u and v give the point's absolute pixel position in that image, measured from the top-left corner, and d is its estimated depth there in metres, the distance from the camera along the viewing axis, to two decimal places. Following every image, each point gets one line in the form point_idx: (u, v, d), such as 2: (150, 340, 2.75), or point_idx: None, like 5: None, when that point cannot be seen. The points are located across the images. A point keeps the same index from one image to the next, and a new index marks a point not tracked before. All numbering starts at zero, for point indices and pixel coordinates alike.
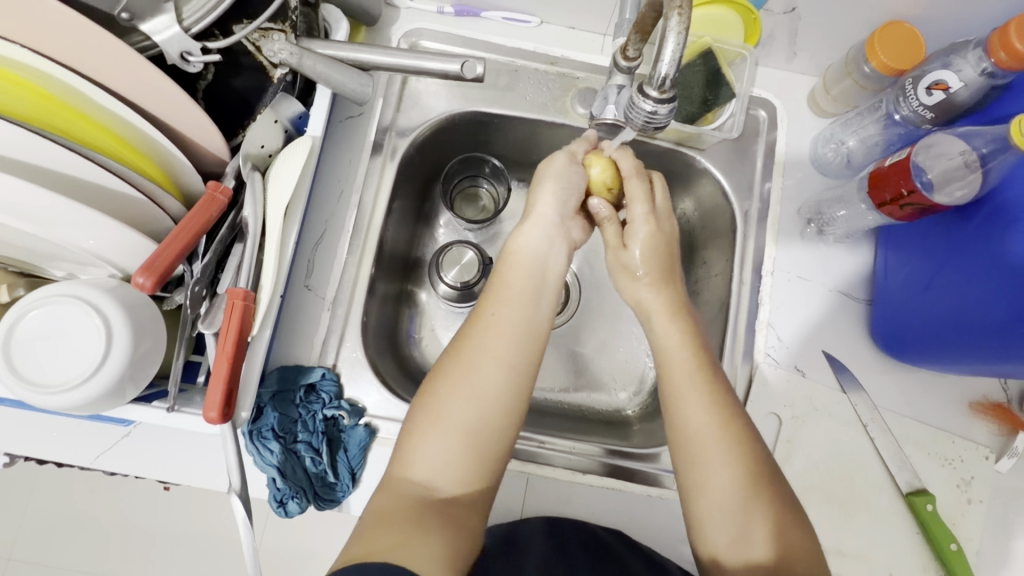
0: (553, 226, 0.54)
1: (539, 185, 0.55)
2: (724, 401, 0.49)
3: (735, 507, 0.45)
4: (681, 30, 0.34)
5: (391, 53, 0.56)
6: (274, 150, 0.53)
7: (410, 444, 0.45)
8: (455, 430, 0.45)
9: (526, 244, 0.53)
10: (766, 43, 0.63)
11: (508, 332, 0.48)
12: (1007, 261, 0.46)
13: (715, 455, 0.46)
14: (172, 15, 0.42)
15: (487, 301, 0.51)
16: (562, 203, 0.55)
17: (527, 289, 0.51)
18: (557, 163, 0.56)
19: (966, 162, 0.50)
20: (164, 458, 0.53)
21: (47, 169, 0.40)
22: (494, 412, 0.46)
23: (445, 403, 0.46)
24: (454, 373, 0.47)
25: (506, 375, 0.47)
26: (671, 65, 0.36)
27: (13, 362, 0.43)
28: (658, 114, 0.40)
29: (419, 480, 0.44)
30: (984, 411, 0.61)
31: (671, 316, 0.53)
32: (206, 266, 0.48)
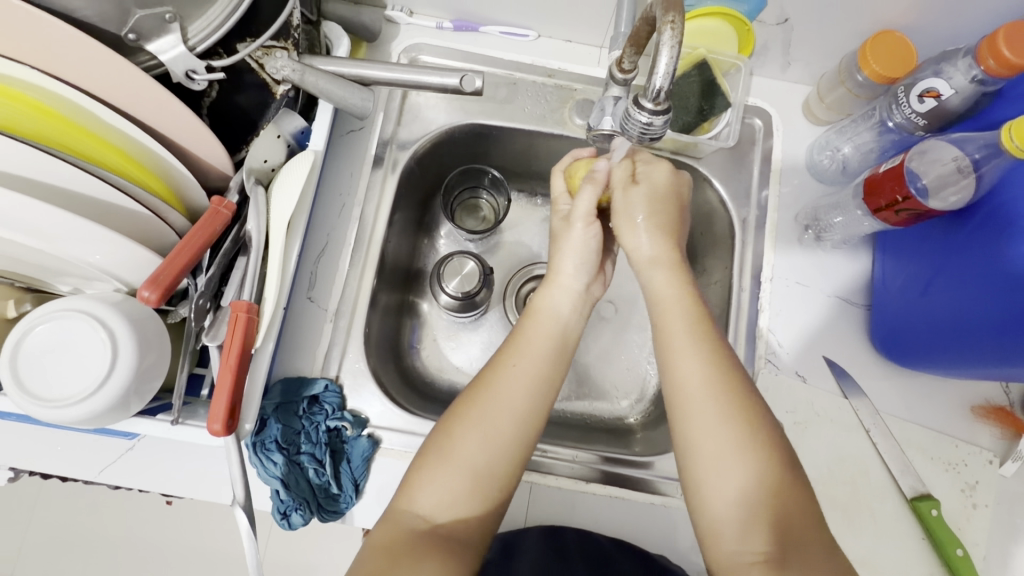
0: (577, 295, 0.54)
1: (560, 252, 0.56)
2: (722, 377, 0.47)
3: (734, 491, 0.43)
4: (675, 44, 0.35)
5: (392, 68, 0.57)
6: (276, 165, 0.54)
7: (417, 478, 0.45)
8: (464, 471, 0.45)
9: (551, 306, 0.53)
10: (760, 53, 0.64)
11: (528, 381, 0.48)
12: (1002, 262, 0.46)
13: (711, 428, 0.45)
14: (176, 34, 0.43)
15: (507, 349, 0.51)
16: (582, 272, 0.55)
17: (549, 343, 0.51)
18: (574, 234, 0.55)
19: (958, 168, 0.50)
20: (167, 471, 0.54)
21: (55, 186, 0.41)
22: (504, 459, 0.46)
23: (457, 443, 0.46)
24: (469, 417, 0.47)
25: (520, 424, 0.47)
26: (665, 78, 0.37)
27: (19, 377, 0.43)
28: (653, 125, 0.40)
29: (422, 513, 0.44)
30: (987, 415, 0.61)
31: (674, 268, 0.53)
32: (210, 279, 0.48)
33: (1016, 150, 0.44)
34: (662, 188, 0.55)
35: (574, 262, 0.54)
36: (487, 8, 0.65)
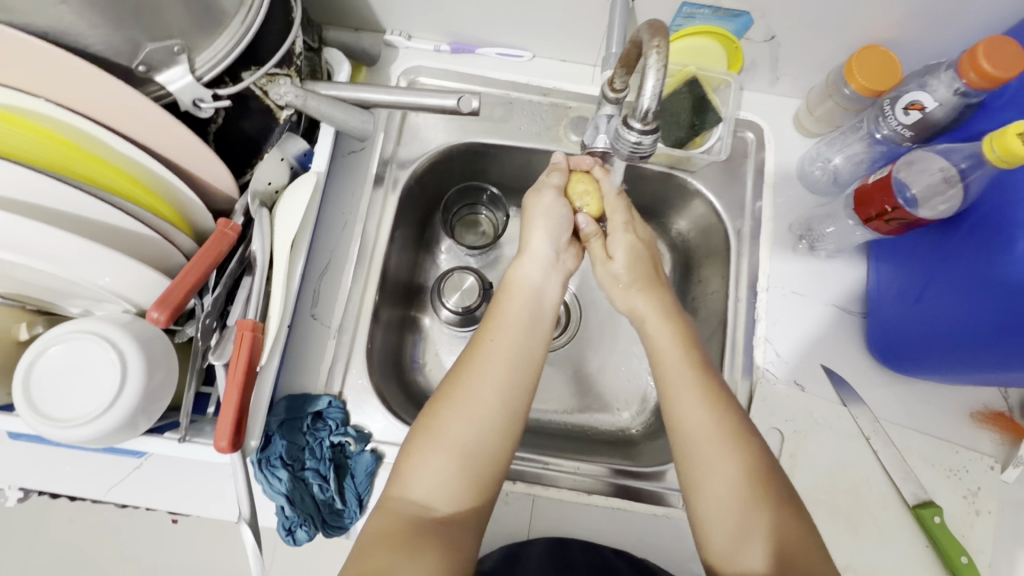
0: (547, 261, 0.57)
1: (529, 224, 0.58)
2: (720, 407, 0.49)
3: (734, 513, 0.45)
4: (660, 66, 0.36)
5: (390, 91, 0.58)
6: (280, 187, 0.56)
7: (409, 465, 0.46)
8: (453, 450, 0.46)
9: (525, 278, 0.56)
10: (749, 69, 0.66)
11: (507, 357, 0.50)
12: (993, 267, 0.47)
13: (711, 459, 0.47)
14: (185, 65, 0.44)
15: (487, 327, 0.53)
16: (554, 238, 0.57)
17: (524, 316, 0.53)
18: (543, 204, 0.58)
19: (945, 178, 0.51)
20: (174, 489, 0.54)
21: (68, 212, 0.42)
22: (491, 434, 0.47)
23: (444, 422, 0.47)
24: (454, 395, 0.48)
25: (503, 398, 0.48)
26: (652, 99, 0.38)
27: (30, 398, 0.44)
28: (643, 144, 0.41)
29: (417, 499, 0.45)
30: (986, 420, 0.61)
31: (666, 315, 0.55)
32: (217, 299, 0.49)
33: (997, 160, 0.45)
34: (635, 246, 0.59)
35: (543, 229, 0.57)
36: (483, 30, 0.67)
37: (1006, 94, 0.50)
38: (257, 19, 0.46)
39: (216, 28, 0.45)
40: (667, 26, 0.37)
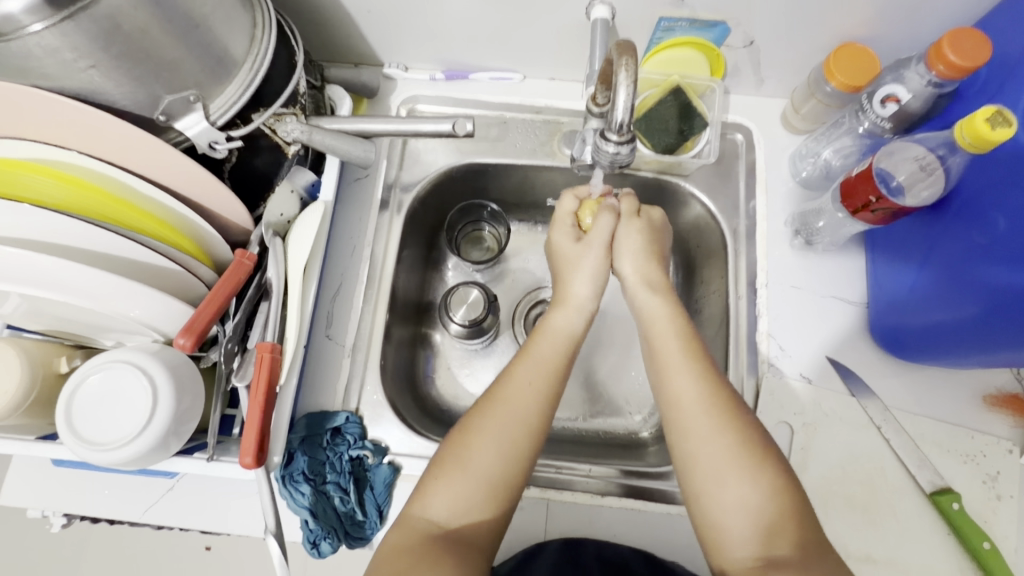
0: (589, 314, 0.57)
1: (569, 275, 0.59)
2: (716, 392, 0.49)
3: (739, 493, 0.45)
4: (630, 82, 0.39)
5: (390, 120, 0.62)
6: (291, 217, 0.60)
7: (432, 486, 0.47)
8: (482, 482, 0.47)
9: (564, 323, 0.56)
10: (733, 74, 0.68)
11: (540, 393, 0.51)
12: (977, 250, 0.49)
13: (708, 437, 0.47)
14: (200, 112, 0.48)
15: (520, 363, 0.53)
16: (595, 293, 0.58)
17: (560, 359, 0.54)
18: (588, 257, 0.59)
19: (922, 166, 0.53)
20: (205, 508, 0.57)
21: (100, 252, 0.46)
22: (515, 461, 0.48)
23: (476, 454, 0.48)
24: (487, 430, 0.49)
25: (532, 432, 0.49)
26: (624, 112, 0.41)
27: (72, 425, 0.48)
28: (620, 154, 0.44)
29: (436, 519, 0.46)
30: (999, 404, 0.61)
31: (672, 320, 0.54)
32: (237, 324, 0.53)
33: (966, 146, 0.47)
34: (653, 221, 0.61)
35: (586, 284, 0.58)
36: (475, 56, 0.71)
37: (977, 82, 0.51)
38: (262, 66, 0.51)
39: (227, 75, 0.49)
40: (634, 46, 0.39)
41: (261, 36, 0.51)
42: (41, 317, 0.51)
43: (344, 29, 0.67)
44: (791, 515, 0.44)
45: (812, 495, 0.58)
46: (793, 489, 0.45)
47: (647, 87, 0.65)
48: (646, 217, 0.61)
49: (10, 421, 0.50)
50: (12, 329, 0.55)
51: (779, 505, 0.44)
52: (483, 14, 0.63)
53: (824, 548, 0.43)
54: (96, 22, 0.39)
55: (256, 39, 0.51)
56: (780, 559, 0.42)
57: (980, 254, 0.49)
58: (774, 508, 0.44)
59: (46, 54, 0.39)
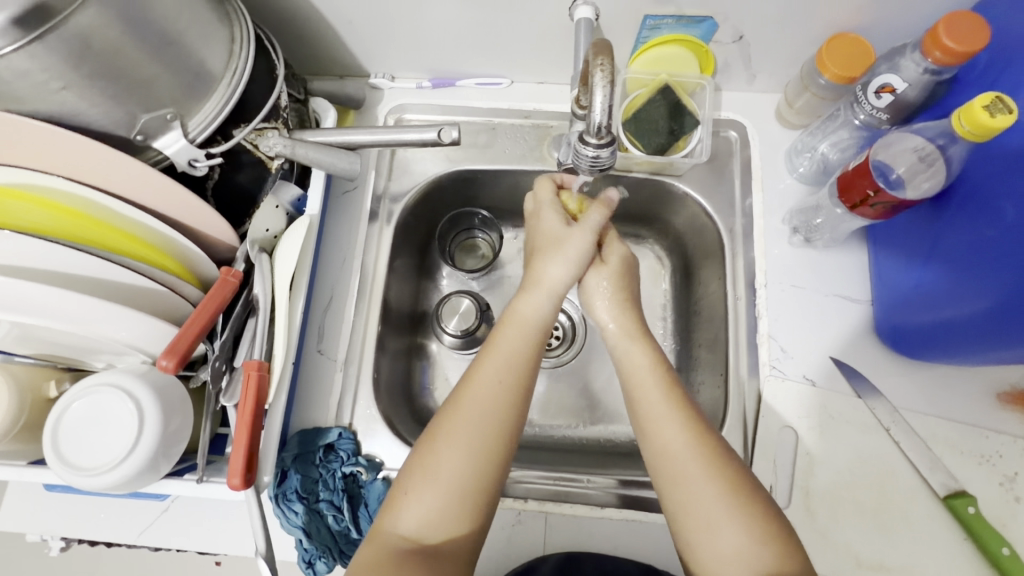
0: (559, 296, 0.55)
1: (545, 258, 0.56)
2: (705, 440, 0.48)
3: (733, 537, 0.43)
4: (606, 85, 0.38)
5: (375, 131, 0.61)
6: (278, 232, 0.59)
7: (400, 497, 0.46)
8: (447, 488, 0.45)
9: (530, 310, 0.54)
10: (723, 71, 0.66)
11: (502, 388, 0.49)
12: (984, 242, 0.47)
13: (699, 484, 0.45)
14: (178, 130, 0.48)
15: (483, 359, 0.51)
16: (572, 278, 0.55)
17: (521, 349, 0.52)
18: (573, 241, 0.56)
19: (921, 157, 0.52)
20: (199, 529, 0.57)
21: (81, 275, 0.46)
22: (481, 464, 0.46)
23: (440, 459, 0.46)
24: (450, 432, 0.47)
25: (496, 429, 0.48)
26: (603, 113, 0.40)
27: (60, 450, 0.48)
28: (600, 157, 0.43)
29: (406, 532, 0.45)
30: (1012, 401, 0.58)
31: (639, 337, 0.55)
32: (224, 342, 0.52)
33: (967, 135, 0.45)
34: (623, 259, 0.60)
35: (558, 267, 0.55)
36: (461, 63, 0.70)
37: (977, 68, 0.50)
38: (242, 81, 0.50)
39: (206, 91, 0.49)
40: (610, 45, 0.39)
41: (239, 50, 0.51)
42: (34, 343, 0.50)
43: (328, 41, 0.66)
44: (787, 556, 0.42)
45: (820, 501, 0.56)
46: (787, 533, 0.44)
47: (636, 87, 0.64)
48: (614, 261, 0.59)
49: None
50: None
51: (776, 552, 0.42)
52: (465, 20, 0.62)
53: None
54: (65, 43, 0.39)
55: (235, 53, 0.50)
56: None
57: (988, 260, 0.47)
58: (770, 554, 0.42)
59: (16, 78, 0.39)
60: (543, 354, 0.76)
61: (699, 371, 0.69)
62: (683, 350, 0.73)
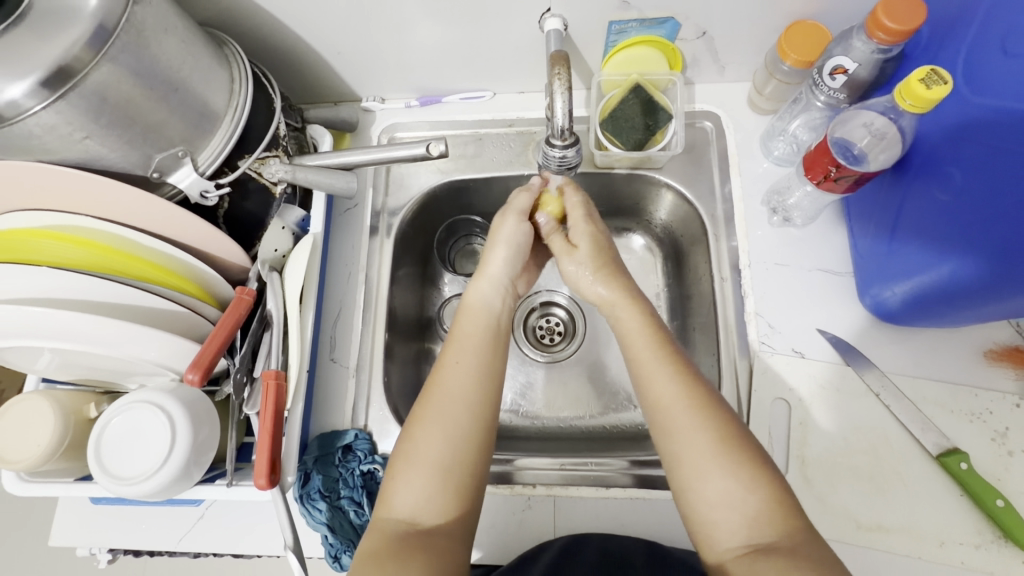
0: (502, 284, 0.61)
1: (488, 250, 0.62)
2: (693, 390, 0.50)
3: (724, 482, 0.46)
4: (563, 92, 0.47)
5: (367, 150, 0.66)
6: (286, 251, 0.64)
7: (393, 484, 0.49)
8: (431, 468, 0.49)
9: (479, 300, 0.59)
10: (694, 66, 0.70)
11: (471, 373, 0.53)
12: (938, 206, 0.50)
13: (688, 431, 0.48)
14: (190, 165, 0.53)
15: (448, 349, 0.56)
16: (507, 264, 0.61)
17: (482, 333, 0.57)
18: (507, 231, 0.62)
19: (872, 132, 0.55)
20: (233, 533, 0.61)
21: (111, 303, 0.50)
22: (461, 444, 0.50)
23: (421, 444, 0.50)
24: (425, 417, 0.51)
25: (471, 412, 0.51)
26: (564, 116, 0.48)
27: (104, 464, 0.52)
28: (566, 156, 0.53)
29: (403, 516, 0.48)
30: (1000, 358, 0.60)
31: (631, 303, 0.57)
32: (244, 355, 0.56)
33: (910, 108, 0.48)
34: (596, 236, 0.62)
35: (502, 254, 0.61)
36: (445, 80, 0.74)
37: (920, 42, 0.53)
38: (242, 117, 0.55)
39: (211, 128, 0.54)
40: (566, 57, 0.47)
41: (239, 89, 0.55)
42: (74, 368, 0.55)
43: (320, 71, 0.71)
44: (777, 500, 0.45)
45: (816, 469, 0.58)
46: (779, 480, 0.46)
47: (611, 88, 0.68)
48: (585, 243, 0.61)
49: (49, 465, 0.55)
50: (46, 382, 0.60)
51: (770, 497, 0.45)
52: (444, 41, 0.66)
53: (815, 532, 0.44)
54: (87, 98, 0.44)
55: (235, 92, 0.55)
56: (768, 546, 0.43)
57: (955, 210, 0.48)
58: (759, 498, 0.45)
59: (45, 132, 0.44)
60: (545, 350, 0.79)
61: (695, 354, 0.72)
62: (680, 334, 0.75)
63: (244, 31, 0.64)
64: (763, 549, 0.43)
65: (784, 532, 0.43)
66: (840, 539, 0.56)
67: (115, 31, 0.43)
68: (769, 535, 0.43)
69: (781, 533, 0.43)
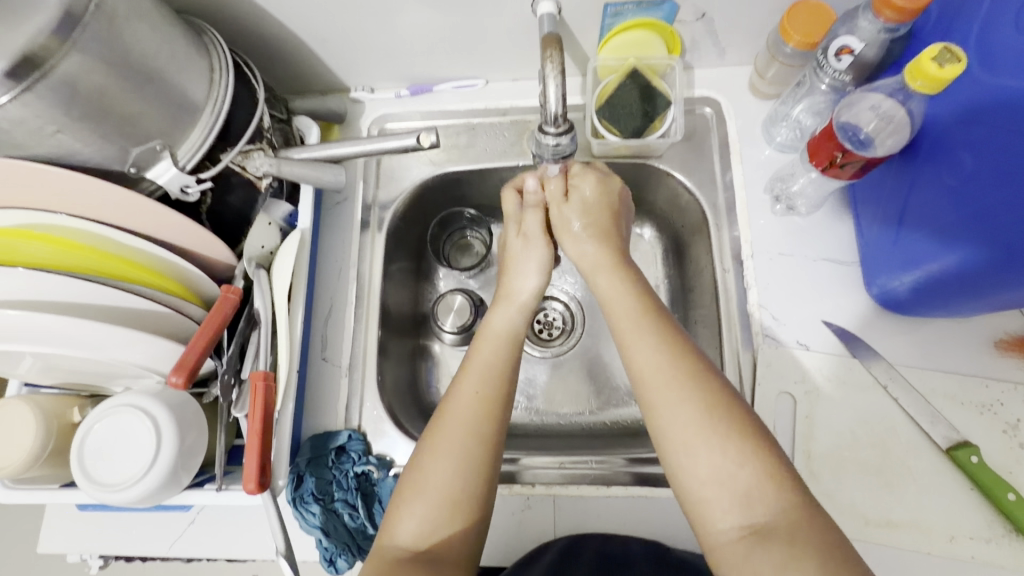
0: (527, 310, 0.58)
1: (513, 273, 0.60)
2: (676, 357, 0.48)
3: (712, 459, 0.43)
4: (557, 76, 0.45)
5: (357, 143, 0.63)
6: (274, 248, 0.62)
7: (398, 512, 0.48)
8: (440, 501, 0.47)
9: (503, 323, 0.57)
10: (692, 49, 0.67)
11: (488, 401, 0.51)
12: (947, 191, 0.48)
13: (673, 404, 0.46)
14: (168, 160, 0.51)
15: (463, 374, 0.53)
16: (536, 289, 0.59)
17: (502, 360, 0.54)
18: (532, 253, 0.60)
19: (880, 115, 0.53)
20: (225, 537, 0.59)
21: (91, 305, 0.48)
22: (472, 474, 0.48)
23: (430, 474, 0.48)
24: (436, 448, 0.49)
25: (484, 440, 0.49)
26: (557, 102, 0.47)
27: (88, 471, 0.51)
28: (560, 143, 0.51)
29: (405, 544, 0.46)
30: (1010, 348, 0.58)
31: (613, 268, 0.56)
32: (231, 356, 0.55)
33: (922, 90, 0.46)
34: (589, 196, 0.60)
35: (531, 282, 0.59)
36: (436, 69, 0.72)
37: (930, 19, 0.51)
38: (223, 108, 0.53)
39: (191, 120, 0.51)
40: (558, 39, 0.46)
41: (219, 78, 0.53)
42: (56, 372, 0.53)
43: (306, 61, 0.69)
44: (769, 475, 0.43)
45: (822, 464, 0.57)
46: (771, 451, 0.43)
47: (607, 73, 0.65)
48: (577, 197, 0.60)
49: (33, 472, 0.53)
50: (29, 386, 0.58)
51: (761, 471, 0.43)
52: (434, 27, 0.64)
53: (811, 504, 0.42)
54: (55, 89, 0.41)
55: (215, 82, 0.53)
56: (763, 526, 0.41)
57: (964, 201, 0.46)
58: (749, 472, 0.43)
59: (13, 126, 0.42)
60: (544, 345, 0.78)
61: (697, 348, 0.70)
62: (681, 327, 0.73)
63: (226, 19, 0.62)
64: (759, 531, 0.41)
65: (779, 508, 0.41)
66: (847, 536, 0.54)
67: (84, 17, 0.41)
68: (763, 515, 0.41)
69: (776, 511, 0.41)
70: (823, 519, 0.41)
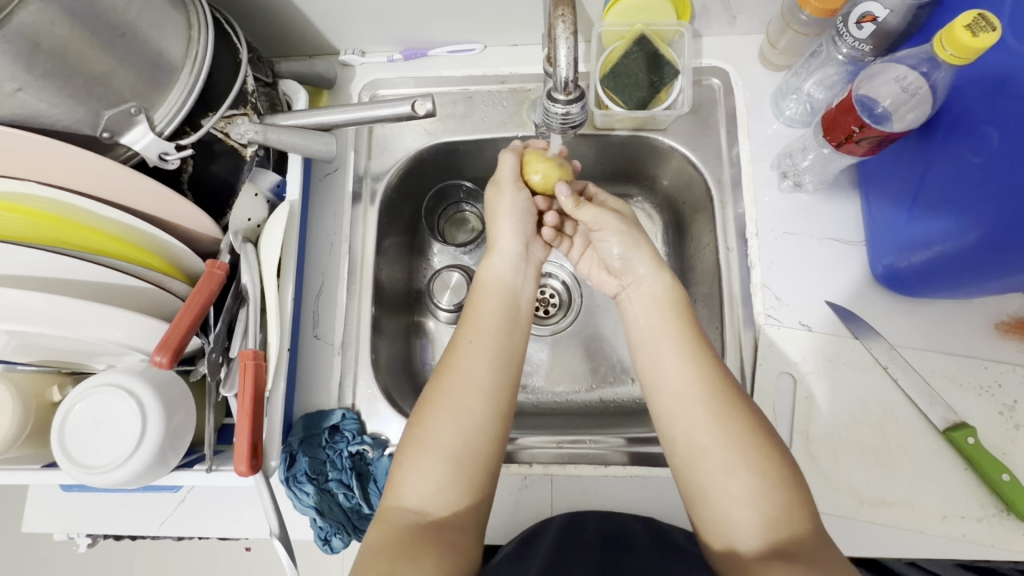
0: (516, 257, 0.58)
1: (496, 220, 0.59)
2: (715, 378, 0.49)
3: (743, 479, 0.44)
4: (568, 38, 0.42)
5: (347, 109, 0.59)
6: (260, 221, 0.59)
7: (401, 473, 0.47)
8: (443, 456, 0.46)
9: (493, 275, 0.57)
10: (702, 15, 0.64)
11: (486, 357, 0.51)
12: (969, 170, 0.46)
13: (704, 427, 0.47)
14: (144, 124, 0.47)
15: (462, 330, 0.53)
16: (517, 233, 0.59)
17: (499, 313, 0.54)
18: (504, 198, 0.59)
19: (904, 87, 0.51)
20: (216, 516, 0.58)
21: (65, 279, 0.45)
22: (472, 430, 0.48)
23: (431, 429, 0.47)
24: (438, 402, 0.49)
25: (484, 397, 0.49)
26: (568, 66, 0.44)
27: (70, 454, 0.49)
28: (570, 112, 0.48)
29: (412, 507, 0.45)
30: (1011, 331, 0.58)
31: (657, 269, 0.56)
32: (219, 333, 0.52)
33: (951, 58, 0.45)
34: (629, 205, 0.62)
35: (508, 226, 0.58)
36: (430, 31, 0.68)
37: None
38: (203, 67, 0.49)
39: (167, 81, 0.48)
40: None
41: (198, 36, 0.49)
42: (34, 350, 0.51)
43: (293, 19, 0.64)
44: (797, 500, 0.43)
45: (821, 444, 0.57)
46: (792, 476, 0.44)
47: (613, 41, 0.62)
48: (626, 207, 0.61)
49: (12, 453, 0.51)
50: None
51: (787, 497, 0.43)
52: None
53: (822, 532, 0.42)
54: (14, 43, 0.37)
55: (193, 40, 0.49)
56: (785, 549, 0.41)
57: (982, 192, 0.45)
58: (779, 497, 0.43)
59: None
60: (541, 323, 0.76)
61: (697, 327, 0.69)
62: None
63: None
64: (781, 552, 0.41)
65: (797, 535, 0.42)
66: (843, 514, 0.55)
67: None
68: (785, 545, 0.41)
69: (798, 538, 0.41)
70: (833, 545, 0.42)
